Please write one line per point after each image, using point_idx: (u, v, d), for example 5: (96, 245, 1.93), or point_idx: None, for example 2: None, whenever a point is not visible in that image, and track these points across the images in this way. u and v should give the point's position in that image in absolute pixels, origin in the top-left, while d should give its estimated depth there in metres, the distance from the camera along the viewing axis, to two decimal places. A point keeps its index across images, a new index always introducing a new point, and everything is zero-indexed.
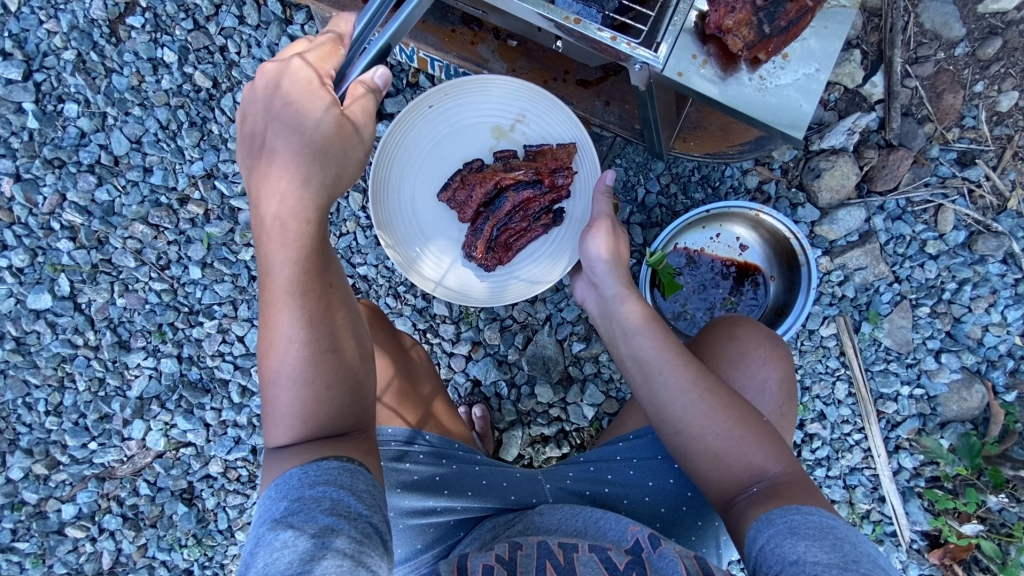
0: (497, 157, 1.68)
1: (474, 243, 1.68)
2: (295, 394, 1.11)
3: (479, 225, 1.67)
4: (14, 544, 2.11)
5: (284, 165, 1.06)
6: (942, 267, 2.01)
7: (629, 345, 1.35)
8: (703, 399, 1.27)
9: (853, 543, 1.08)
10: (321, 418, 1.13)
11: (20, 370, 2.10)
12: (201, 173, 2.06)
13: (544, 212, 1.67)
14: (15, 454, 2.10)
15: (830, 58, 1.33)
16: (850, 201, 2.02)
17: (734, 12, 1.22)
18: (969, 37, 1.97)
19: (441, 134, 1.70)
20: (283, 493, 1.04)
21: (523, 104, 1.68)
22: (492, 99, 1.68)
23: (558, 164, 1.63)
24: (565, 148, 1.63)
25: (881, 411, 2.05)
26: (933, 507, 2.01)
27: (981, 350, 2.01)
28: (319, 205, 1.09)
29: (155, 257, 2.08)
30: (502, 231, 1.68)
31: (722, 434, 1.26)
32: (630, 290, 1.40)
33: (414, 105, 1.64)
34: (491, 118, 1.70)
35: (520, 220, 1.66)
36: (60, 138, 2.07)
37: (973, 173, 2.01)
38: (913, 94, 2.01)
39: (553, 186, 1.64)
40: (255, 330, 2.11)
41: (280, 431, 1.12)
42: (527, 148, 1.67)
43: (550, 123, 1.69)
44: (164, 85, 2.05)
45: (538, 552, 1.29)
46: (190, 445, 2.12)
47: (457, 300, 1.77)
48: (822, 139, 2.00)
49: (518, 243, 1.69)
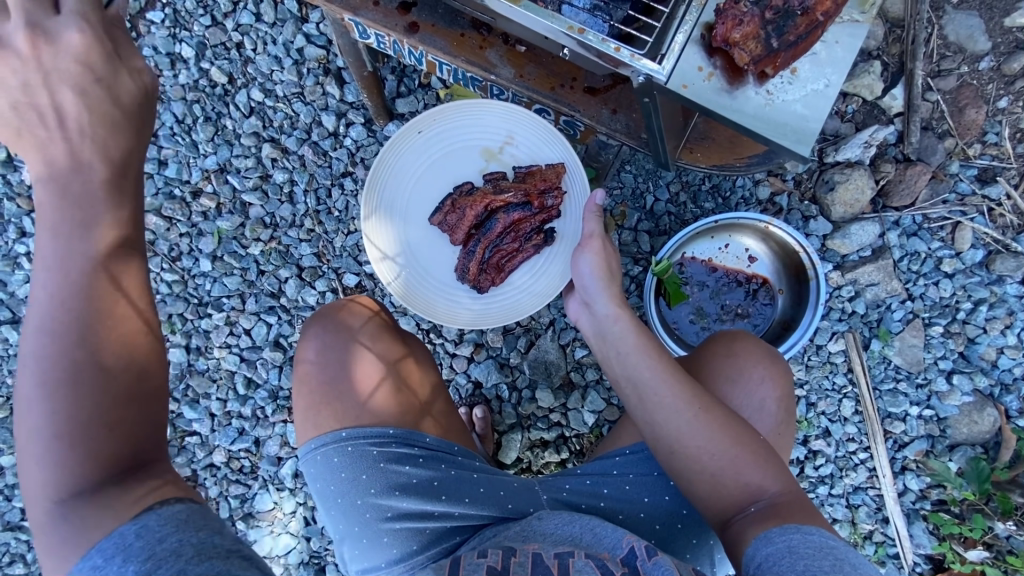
0: (487, 179, 1.68)
1: (467, 266, 1.69)
2: (43, 457, 0.86)
3: (471, 247, 1.67)
4: (23, 523, 2.18)
5: (61, 178, 0.93)
6: (957, 286, 1.97)
7: (625, 365, 1.34)
8: (698, 419, 1.26)
9: (857, 565, 1.04)
10: (111, 458, 0.89)
11: None
12: (214, 167, 2.09)
13: (535, 232, 1.68)
14: None
15: (840, 72, 1.29)
16: (865, 215, 1.99)
17: (742, 24, 1.21)
18: (994, 51, 1.92)
19: (431, 160, 1.71)
20: (121, 557, 0.84)
21: (512, 126, 1.70)
22: (482, 124, 1.70)
23: (547, 185, 1.63)
24: (554, 168, 1.63)
25: (888, 431, 2.01)
26: (938, 531, 1.97)
27: (995, 373, 1.96)
28: (109, 189, 0.95)
29: (167, 249, 2.12)
30: (494, 252, 1.68)
31: (719, 453, 1.24)
32: (625, 308, 1.38)
33: (404, 132, 1.66)
34: (481, 140, 1.71)
35: (512, 241, 1.66)
36: None
37: (993, 191, 1.96)
38: (934, 108, 1.97)
39: (544, 207, 1.64)
40: (262, 324, 2.14)
41: (54, 481, 0.86)
42: (517, 169, 1.67)
43: (538, 144, 1.70)
44: (180, 80, 2.07)
45: (532, 561, 1.28)
46: (195, 435, 2.18)
47: (451, 323, 1.76)
48: (837, 151, 1.96)
49: (511, 263, 1.69)
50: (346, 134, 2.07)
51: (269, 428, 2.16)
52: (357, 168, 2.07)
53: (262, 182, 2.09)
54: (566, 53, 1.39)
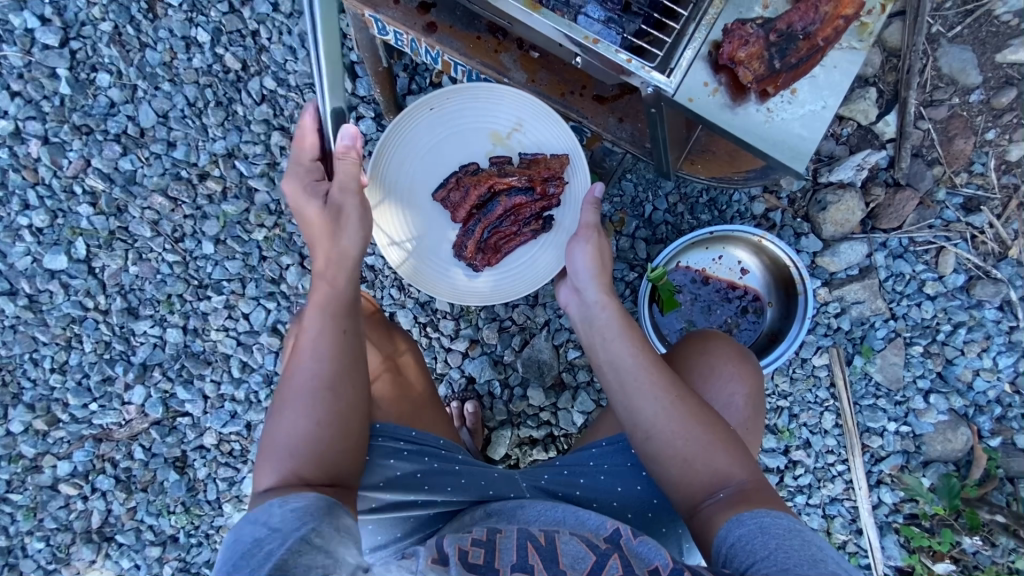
0: (493, 162, 1.71)
1: (465, 243, 1.73)
2: (284, 432, 1.23)
3: (471, 226, 1.71)
4: (8, 495, 2.22)
5: (332, 229, 1.34)
6: (938, 308, 2.04)
7: (608, 351, 1.38)
8: (674, 407, 1.31)
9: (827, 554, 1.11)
10: (303, 460, 1.21)
11: (30, 326, 2.16)
12: (223, 152, 2.11)
13: (534, 218, 1.72)
14: (18, 408, 2.18)
15: (838, 94, 1.36)
16: (854, 235, 2.06)
17: (747, 45, 1.27)
18: (984, 85, 2.01)
19: (439, 136, 1.73)
20: (260, 521, 1.11)
21: (522, 112, 1.69)
22: (494, 105, 1.70)
23: (550, 173, 1.65)
24: (559, 158, 1.66)
25: (866, 445, 2.08)
26: (909, 543, 2.04)
27: (970, 395, 2.04)
28: (334, 228, 1.34)
29: (170, 229, 2.13)
30: (493, 233, 1.71)
31: (694, 441, 1.29)
32: (611, 298, 1.43)
33: (417, 107, 1.67)
34: (490, 123, 1.72)
35: (511, 224, 1.70)
36: (90, 106, 2.07)
37: (977, 220, 2.04)
38: (924, 136, 2.05)
39: (546, 195, 1.67)
40: (261, 309, 2.17)
41: (270, 469, 1.21)
42: (522, 155, 1.70)
43: (545, 131, 1.70)
44: (195, 63, 2.07)
45: (516, 536, 1.29)
46: (187, 416, 2.21)
47: (446, 296, 1.81)
48: (831, 172, 2.04)
49: (508, 246, 1.74)
50: (355, 127, 2.10)
51: (261, 412, 2.20)
52: (364, 161, 2.11)
53: (270, 169, 2.12)
54: (578, 60, 1.43)
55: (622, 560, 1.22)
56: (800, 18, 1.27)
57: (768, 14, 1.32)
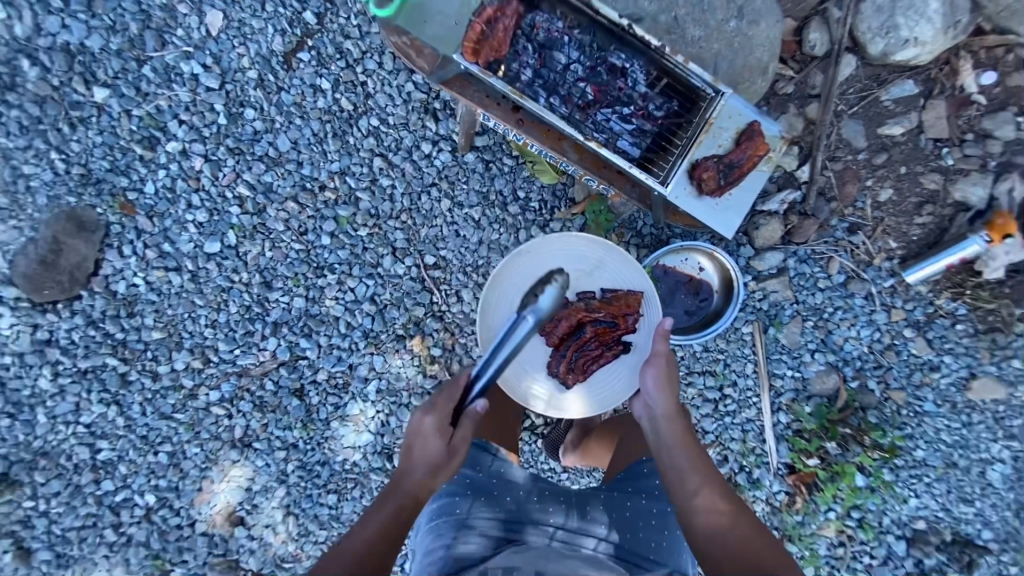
0: (581, 297, 2.54)
1: (560, 364, 2.54)
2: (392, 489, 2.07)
3: (563, 351, 2.53)
4: (173, 414, 3.06)
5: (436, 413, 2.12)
6: (825, 296, 3.09)
7: (671, 457, 2.04)
8: (734, 518, 1.90)
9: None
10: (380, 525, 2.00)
11: (191, 293, 2.95)
12: (338, 170, 2.88)
13: (615, 343, 2.55)
14: (181, 352, 3.00)
15: (756, 194, 2.49)
16: (776, 246, 3.04)
17: (707, 170, 2.40)
18: (868, 149, 2.97)
19: (538, 269, 2.57)
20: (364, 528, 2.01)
21: (600, 256, 2.59)
22: (576, 247, 2.58)
23: (628, 309, 2.50)
24: (635, 296, 2.52)
25: (772, 385, 3.16)
26: (794, 446, 3.17)
27: (840, 353, 3.13)
28: (440, 418, 2.11)
29: (297, 226, 2.92)
30: (581, 355, 2.53)
31: (752, 543, 1.86)
32: (674, 418, 2.10)
33: (520, 251, 2.52)
34: (568, 264, 2.57)
35: (595, 347, 2.53)
36: (240, 133, 2.81)
37: (856, 239, 3.05)
38: (827, 181, 3.01)
39: (624, 325, 2.51)
40: (363, 285, 3.01)
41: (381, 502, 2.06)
42: (604, 293, 2.54)
43: (623, 274, 2.59)
44: (319, 104, 2.82)
45: (544, 530, 2.18)
46: (306, 359, 3.07)
47: (541, 388, 2.61)
48: (764, 204, 3.00)
49: (592, 364, 2.54)
50: (437, 157, 2.89)
51: (361, 357, 3.07)
52: (441, 180, 2.92)
53: (372, 184, 2.91)
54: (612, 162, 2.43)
55: None
56: (736, 155, 2.40)
57: (722, 149, 2.43)
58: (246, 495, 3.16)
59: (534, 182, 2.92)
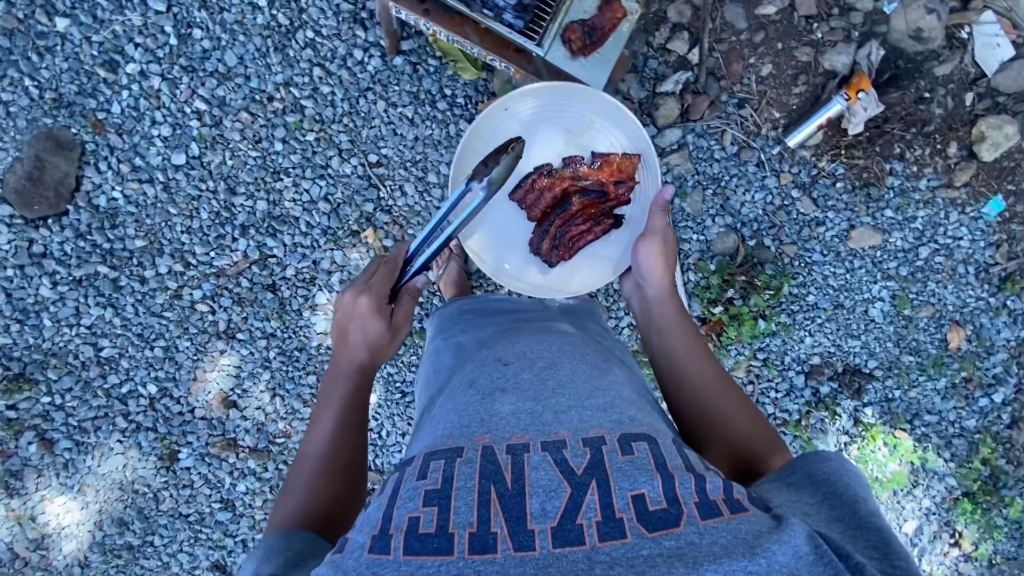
0: (569, 163, 3.01)
1: (546, 240, 3.01)
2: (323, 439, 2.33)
3: (550, 225, 3.00)
4: (163, 313, 3.48)
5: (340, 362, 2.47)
6: (722, 167, 3.57)
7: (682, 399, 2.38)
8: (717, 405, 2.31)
9: (779, 540, 1.46)
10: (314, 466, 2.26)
11: (165, 203, 3.37)
12: (282, 81, 3.28)
13: (600, 220, 3.01)
14: (164, 257, 3.42)
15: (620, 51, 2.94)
16: (675, 124, 3.50)
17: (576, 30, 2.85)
18: (743, 30, 3.44)
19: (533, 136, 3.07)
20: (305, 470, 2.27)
21: (591, 125, 3.05)
22: (577, 118, 3.05)
23: (618, 186, 2.96)
24: (626, 168, 2.95)
25: (682, 249, 3.67)
26: (703, 300, 3.71)
27: (738, 216, 3.64)
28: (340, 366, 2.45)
29: (252, 134, 3.32)
30: (566, 232, 3.00)
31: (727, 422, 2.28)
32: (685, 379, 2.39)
33: (522, 107, 3.00)
34: (570, 131, 3.08)
35: (581, 225, 2.99)
36: (191, 52, 3.24)
37: (744, 113, 3.50)
38: (714, 62, 3.46)
39: (616, 193, 2.96)
40: (316, 185, 3.40)
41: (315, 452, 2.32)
42: (594, 163, 2.98)
43: (606, 143, 3.07)
44: (258, 22, 3.24)
45: (501, 471, 1.69)
46: (274, 257, 3.46)
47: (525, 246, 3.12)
48: (661, 87, 3.45)
49: (575, 240, 3.01)
50: (369, 63, 3.30)
51: (323, 252, 3.46)
52: (375, 84, 3.32)
53: (314, 92, 3.31)
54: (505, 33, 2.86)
55: (590, 491, 1.60)
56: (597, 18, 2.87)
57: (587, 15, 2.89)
58: (236, 381, 3.59)
59: (457, 80, 3.32)
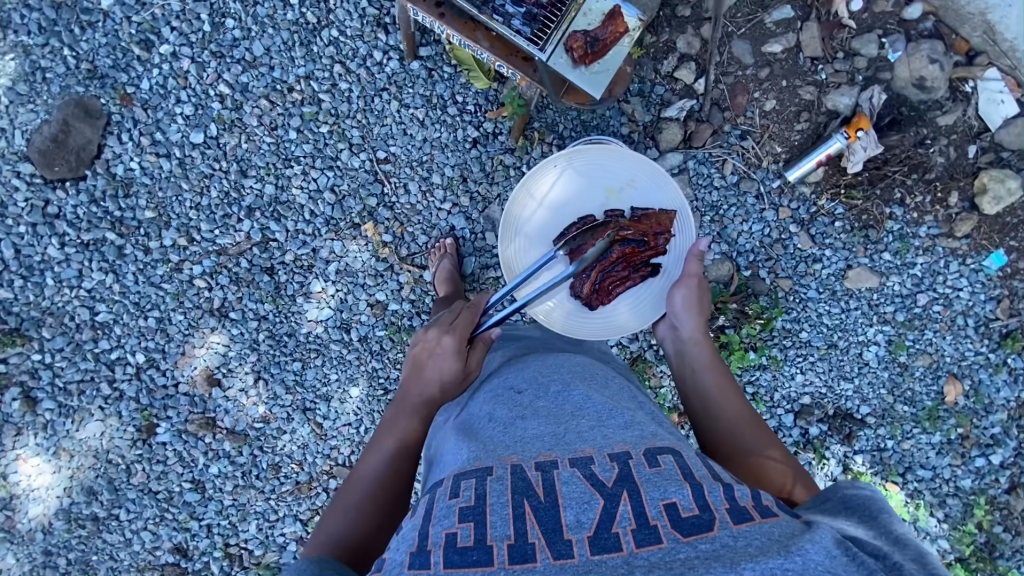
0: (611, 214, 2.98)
1: (585, 284, 2.86)
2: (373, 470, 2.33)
3: (590, 272, 2.84)
4: (162, 285, 3.57)
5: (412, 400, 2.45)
6: (721, 195, 3.62)
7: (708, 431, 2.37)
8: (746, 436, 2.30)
9: (811, 541, 1.45)
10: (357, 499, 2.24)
11: (178, 178, 3.51)
12: (303, 75, 3.46)
13: (643, 264, 2.92)
14: (170, 230, 3.53)
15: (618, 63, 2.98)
16: (677, 150, 3.59)
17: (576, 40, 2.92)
18: (750, 65, 3.54)
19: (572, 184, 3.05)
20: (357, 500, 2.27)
21: (633, 177, 3.04)
22: (615, 170, 3.05)
23: (661, 230, 2.89)
24: (666, 215, 2.92)
25: None
26: None
27: (735, 246, 3.65)
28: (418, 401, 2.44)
29: (269, 121, 3.48)
30: (607, 277, 2.87)
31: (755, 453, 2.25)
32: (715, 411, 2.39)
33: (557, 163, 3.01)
34: (609, 184, 3.06)
35: (622, 269, 2.87)
36: (222, 39, 3.45)
37: (746, 144, 3.57)
38: (719, 93, 3.56)
39: (655, 245, 2.89)
40: (324, 176, 3.52)
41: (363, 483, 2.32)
42: (633, 213, 2.97)
43: (650, 193, 3.04)
44: (287, 17, 3.44)
45: (526, 481, 1.67)
46: (275, 241, 3.55)
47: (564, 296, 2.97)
48: (666, 112, 3.55)
49: (617, 286, 2.89)
50: (386, 65, 3.46)
51: (323, 241, 3.55)
52: (390, 85, 3.47)
53: (332, 87, 3.47)
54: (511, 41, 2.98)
55: (621, 501, 1.58)
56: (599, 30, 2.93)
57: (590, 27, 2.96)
58: (223, 359, 3.61)
59: (469, 88, 3.47)
